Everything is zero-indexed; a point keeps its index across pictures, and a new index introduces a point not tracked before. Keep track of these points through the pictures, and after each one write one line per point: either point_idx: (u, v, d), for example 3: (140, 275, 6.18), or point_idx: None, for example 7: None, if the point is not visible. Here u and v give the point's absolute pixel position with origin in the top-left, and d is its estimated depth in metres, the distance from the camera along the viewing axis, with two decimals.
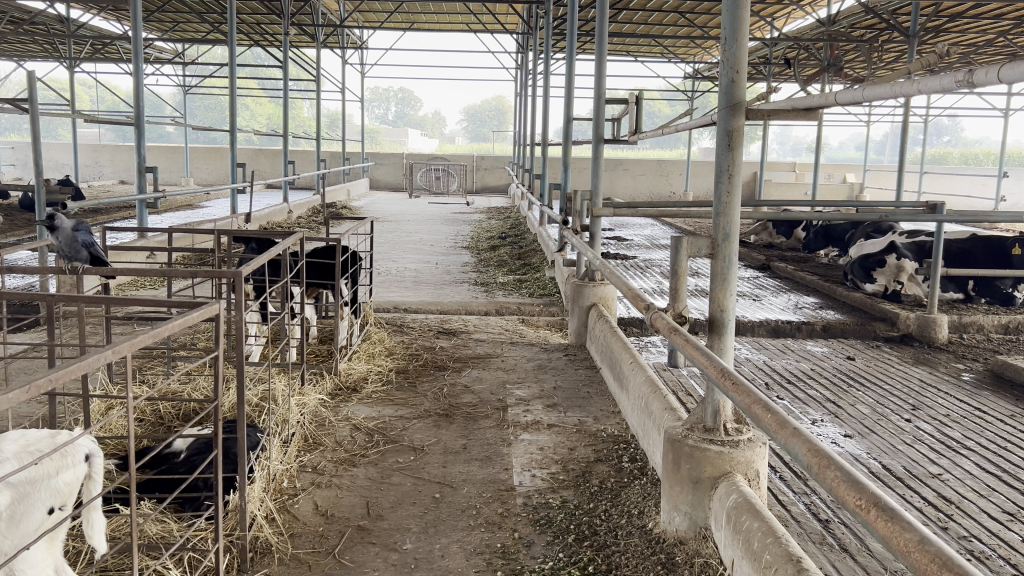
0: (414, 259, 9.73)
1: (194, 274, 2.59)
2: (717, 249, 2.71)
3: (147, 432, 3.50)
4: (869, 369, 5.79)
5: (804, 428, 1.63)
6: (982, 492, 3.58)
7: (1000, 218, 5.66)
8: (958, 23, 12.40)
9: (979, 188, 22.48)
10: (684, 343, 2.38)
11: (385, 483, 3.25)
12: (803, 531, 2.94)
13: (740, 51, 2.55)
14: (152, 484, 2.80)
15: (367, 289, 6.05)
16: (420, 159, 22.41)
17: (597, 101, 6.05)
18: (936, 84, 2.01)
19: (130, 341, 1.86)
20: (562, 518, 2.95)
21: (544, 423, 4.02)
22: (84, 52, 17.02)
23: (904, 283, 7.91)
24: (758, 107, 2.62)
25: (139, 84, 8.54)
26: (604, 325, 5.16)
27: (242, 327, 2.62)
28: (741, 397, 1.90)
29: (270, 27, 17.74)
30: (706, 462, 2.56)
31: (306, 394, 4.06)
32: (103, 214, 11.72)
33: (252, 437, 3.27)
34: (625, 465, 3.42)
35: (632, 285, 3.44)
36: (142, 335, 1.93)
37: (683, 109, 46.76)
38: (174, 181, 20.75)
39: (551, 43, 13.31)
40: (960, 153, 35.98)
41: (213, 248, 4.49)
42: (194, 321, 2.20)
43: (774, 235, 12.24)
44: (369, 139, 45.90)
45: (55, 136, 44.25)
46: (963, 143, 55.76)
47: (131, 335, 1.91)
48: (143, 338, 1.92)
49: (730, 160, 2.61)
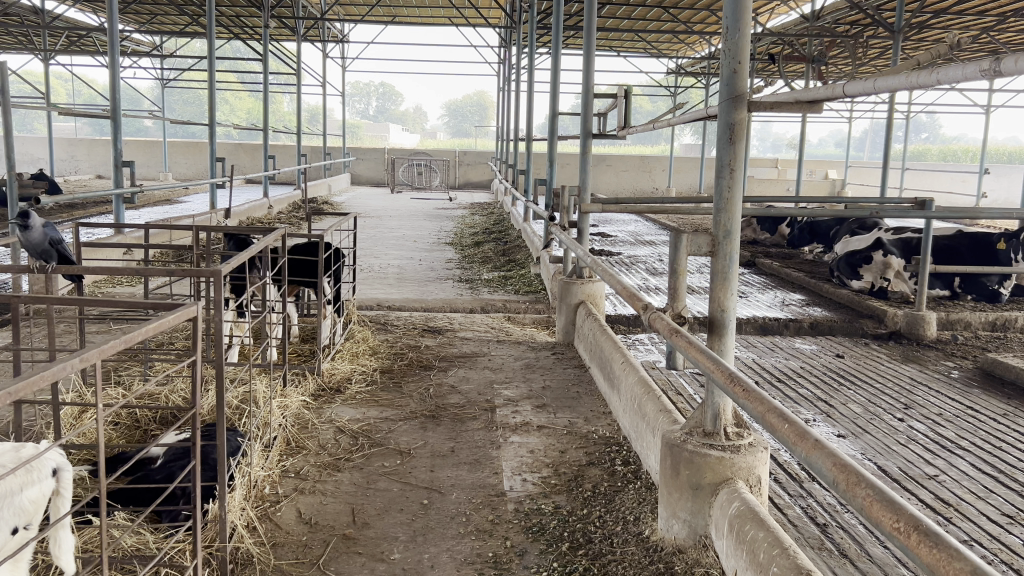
0: (398, 255, 9.59)
1: (171, 272, 2.44)
2: (718, 247, 2.61)
3: (123, 437, 3.35)
4: (858, 367, 5.74)
5: (828, 441, 1.54)
6: (980, 494, 3.52)
7: (992, 215, 5.51)
8: (943, 19, 12.43)
9: (960, 184, 22.87)
10: (685, 345, 2.28)
11: (371, 488, 3.14)
12: (802, 536, 2.86)
13: (743, 41, 2.46)
14: (127, 495, 2.66)
15: (350, 286, 5.90)
16: (401, 153, 22.21)
17: (585, 96, 5.92)
18: (956, 74, 1.90)
19: (100, 348, 1.71)
20: (556, 525, 2.85)
21: (533, 424, 3.92)
22: (60, 45, 16.70)
23: (890, 280, 7.90)
24: (761, 98, 2.52)
25: (114, 77, 8.31)
26: (593, 323, 5.05)
27: (221, 328, 2.48)
28: (752, 404, 1.81)
29: (249, 20, 17.47)
30: (707, 468, 2.47)
31: (288, 396, 3.91)
32: (78, 210, 11.49)
33: (232, 442, 3.13)
34: (618, 468, 3.32)
35: (626, 283, 3.34)
36: (114, 340, 1.78)
37: (666, 106, 47.10)
38: (151, 175, 20.42)
39: (536, 38, 13.19)
40: (939, 150, 36.50)
41: (191, 245, 4.32)
42: (169, 324, 2.05)
43: (758, 231, 12.23)
44: (350, 133, 45.66)
45: (29, 130, 43.56)
46: (941, 141, 56.60)
47: (101, 341, 1.76)
48: (115, 343, 1.76)
49: (732, 154, 2.51)
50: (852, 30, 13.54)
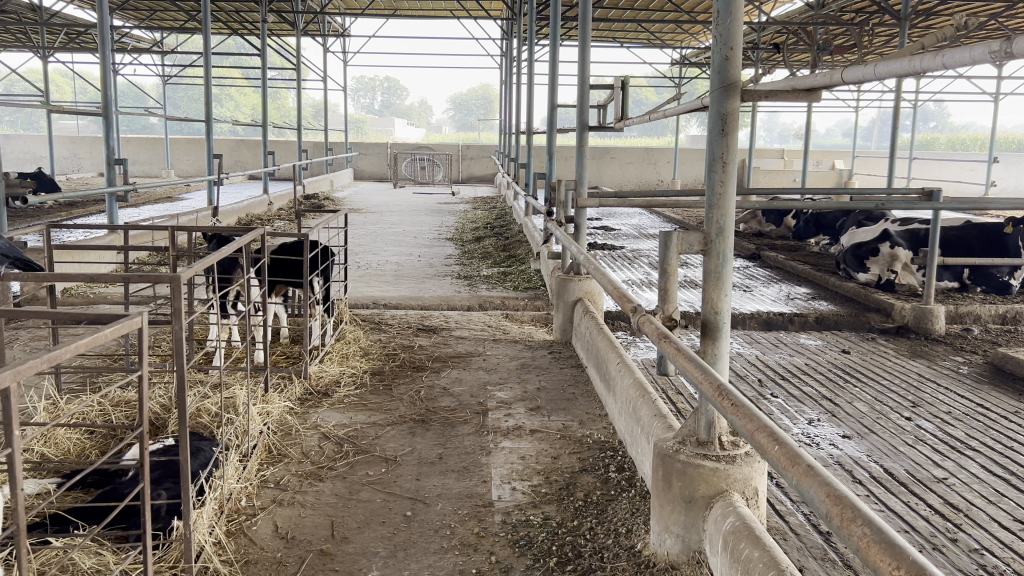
0: (396, 252, 9.45)
1: (126, 278, 2.43)
2: (710, 245, 2.45)
3: (97, 446, 3.20)
4: (865, 362, 5.60)
5: (822, 467, 1.39)
6: (991, 499, 3.38)
7: (1001, 206, 5.34)
8: (950, 6, 12.19)
9: (969, 173, 22.62)
10: (674, 352, 2.13)
11: (353, 499, 3.01)
12: (805, 545, 2.74)
13: (734, 27, 2.31)
14: (87, 511, 2.53)
15: (342, 285, 5.77)
16: (404, 148, 22.06)
17: (581, 88, 5.75)
18: (963, 58, 1.75)
19: (13, 371, 1.52)
20: (544, 538, 2.72)
21: (526, 428, 3.78)
22: (59, 43, 16.57)
23: (898, 273, 7.68)
24: (754, 87, 2.37)
25: (106, 74, 8.17)
26: (590, 321, 4.90)
27: (178, 333, 2.41)
28: (741, 421, 1.66)
29: (248, 16, 17.32)
30: (700, 480, 2.32)
31: (270, 401, 3.79)
32: (75, 209, 11.38)
33: (205, 452, 3.00)
34: (612, 475, 3.19)
35: (617, 283, 3.20)
36: (31, 361, 1.58)
37: (671, 97, 46.83)
38: (153, 172, 20.34)
39: (537, 29, 12.97)
40: (948, 138, 35.99)
41: (169, 245, 4.16)
42: (111, 338, 1.95)
43: (764, 223, 12.07)
44: (354, 128, 45.41)
45: (34, 128, 43.55)
46: (950, 129, 56.08)
47: (16, 361, 1.57)
48: (32, 364, 1.57)
49: (724, 147, 2.36)
50: (858, 18, 13.31)
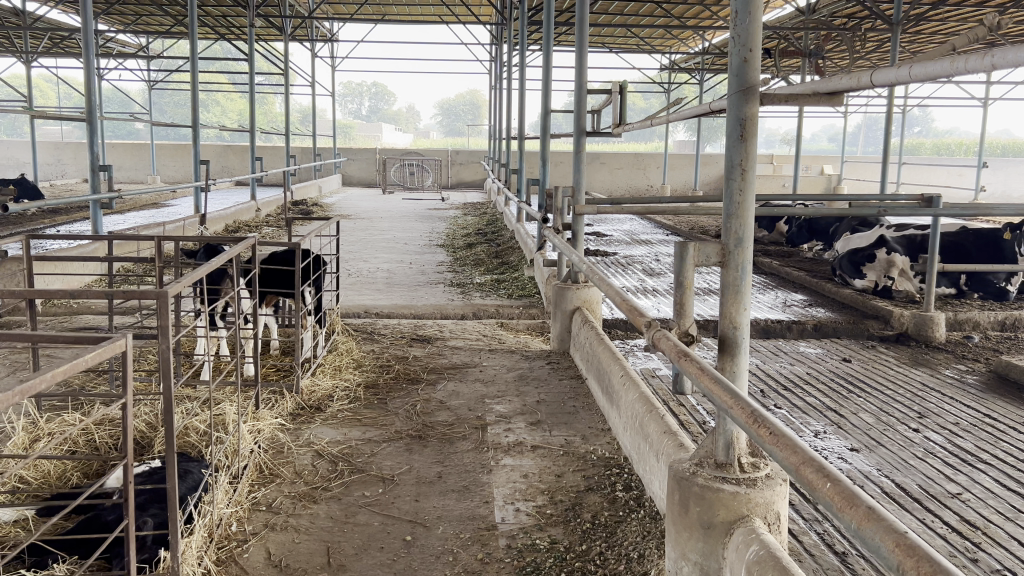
0: (387, 259, 9.30)
1: (111, 293, 2.27)
2: (728, 257, 2.33)
3: (77, 468, 3.05)
4: (866, 371, 5.50)
5: (888, 514, 1.25)
6: (1008, 515, 3.27)
7: (1007, 212, 5.25)
8: (941, 11, 12.20)
9: (957, 178, 22.75)
10: (697, 373, 2.00)
11: (348, 523, 2.86)
12: (821, 567, 2.62)
13: (753, 27, 2.20)
14: (68, 541, 2.39)
15: (334, 295, 5.62)
16: (393, 153, 21.90)
17: (578, 92, 5.60)
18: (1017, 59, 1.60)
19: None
20: (551, 564, 2.59)
21: (527, 444, 3.65)
22: (43, 47, 16.31)
23: (894, 278, 7.60)
24: (775, 92, 2.25)
25: (90, 79, 7.96)
26: (589, 331, 4.78)
27: (166, 353, 2.26)
28: (783, 453, 1.53)
29: (235, 20, 17.13)
30: (719, 504, 2.19)
31: (261, 418, 3.64)
32: (60, 216, 11.18)
33: (194, 475, 2.86)
34: (620, 495, 3.06)
35: (624, 294, 3.09)
36: (5, 394, 1.44)
37: (660, 102, 47.01)
38: (138, 179, 20.09)
39: (527, 34, 12.62)
40: (933, 143, 36.28)
41: (154, 255, 3.97)
42: (95, 363, 1.81)
43: (756, 229, 12.02)
44: (342, 133, 45.28)
45: (17, 133, 43.06)
46: (933, 134, 56.55)
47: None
48: (5, 398, 1.43)
49: (743, 152, 2.24)
50: (849, 23, 13.32)
